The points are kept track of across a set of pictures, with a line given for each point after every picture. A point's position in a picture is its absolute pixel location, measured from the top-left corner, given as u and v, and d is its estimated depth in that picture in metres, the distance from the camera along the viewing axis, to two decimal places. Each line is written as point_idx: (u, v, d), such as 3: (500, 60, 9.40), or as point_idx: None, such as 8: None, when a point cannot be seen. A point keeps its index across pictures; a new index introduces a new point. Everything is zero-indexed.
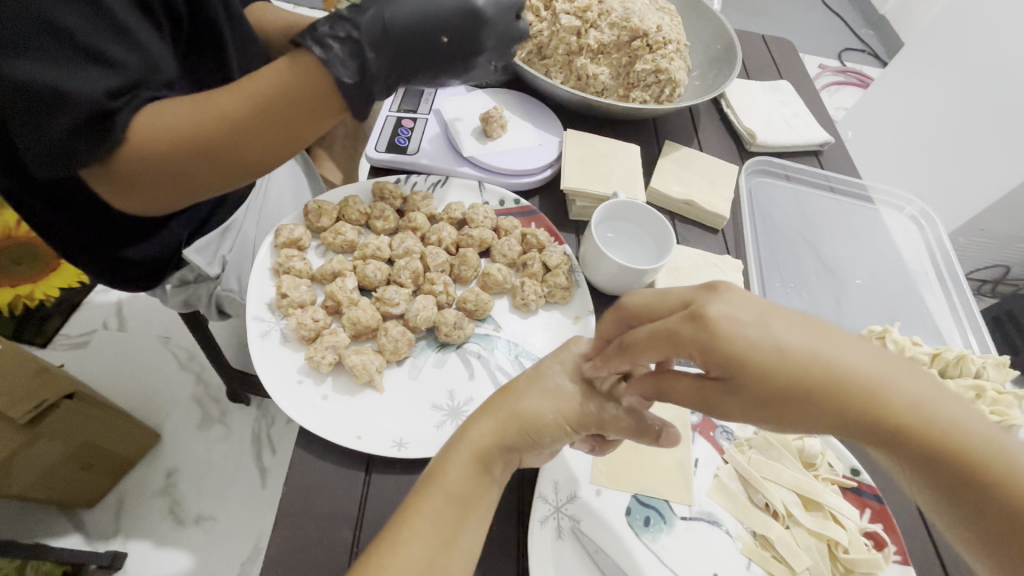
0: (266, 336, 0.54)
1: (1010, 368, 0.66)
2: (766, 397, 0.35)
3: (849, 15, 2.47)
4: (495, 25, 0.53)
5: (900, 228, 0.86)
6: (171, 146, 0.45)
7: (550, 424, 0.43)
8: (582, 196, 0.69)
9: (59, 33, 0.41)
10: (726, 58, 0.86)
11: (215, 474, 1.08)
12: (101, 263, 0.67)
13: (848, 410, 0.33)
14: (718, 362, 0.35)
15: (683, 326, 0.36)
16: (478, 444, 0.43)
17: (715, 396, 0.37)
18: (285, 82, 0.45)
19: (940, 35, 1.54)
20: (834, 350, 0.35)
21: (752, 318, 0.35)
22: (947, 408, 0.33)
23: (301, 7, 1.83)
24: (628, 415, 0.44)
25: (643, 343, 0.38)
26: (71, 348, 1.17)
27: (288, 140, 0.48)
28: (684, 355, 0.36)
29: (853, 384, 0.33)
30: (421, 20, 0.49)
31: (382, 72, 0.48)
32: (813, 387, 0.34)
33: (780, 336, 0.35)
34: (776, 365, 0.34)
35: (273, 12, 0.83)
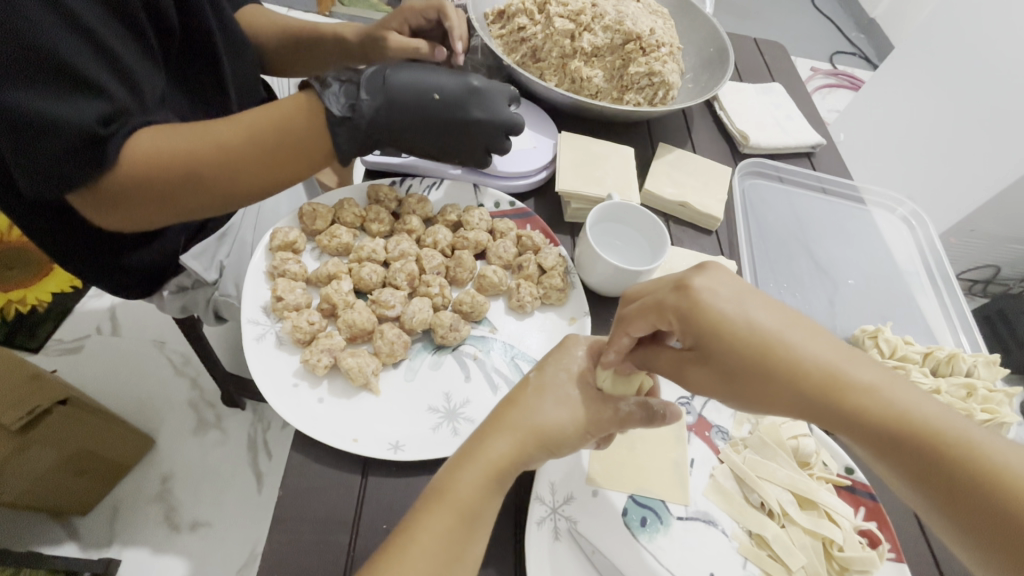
0: (261, 339, 0.53)
1: (999, 367, 0.67)
2: (732, 370, 0.39)
3: (840, 18, 2.49)
4: (484, 96, 0.64)
5: (892, 229, 0.87)
6: (164, 169, 0.49)
7: (571, 437, 0.44)
8: (577, 198, 0.69)
9: (48, 61, 0.42)
10: (719, 60, 0.87)
11: (211, 479, 1.07)
12: (96, 270, 0.67)
13: (811, 385, 0.37)
14: (691, 332, 0.40)
15: (671, 296, 0.41)
16: (496, 460, 0.43)
17: (689, 367, 0.42)
18: (281, 123, 0.53)
19: (929, 38, 1.56)
20: (798, 337, 0.39)
21: (730, 296, 0.40)
22: (900, 389, 0.37)
23: (295, 11, 1.83)
24: (638, 407, 0.45)
25: (633, 314, 0.44)
26: (64, 354, 1.16)
27: (277, 173, 0.54)
28: (666, 322, 0.41)
29: (816, 361, 0.38)
30: (415, 81, 0.60)
31: (371, 111, 0.56)
32: (777, 361, 0.38)
33: (752, 316, 0.39)
34: (749, 340, 0.39)
35: (268, 16, 0.83)
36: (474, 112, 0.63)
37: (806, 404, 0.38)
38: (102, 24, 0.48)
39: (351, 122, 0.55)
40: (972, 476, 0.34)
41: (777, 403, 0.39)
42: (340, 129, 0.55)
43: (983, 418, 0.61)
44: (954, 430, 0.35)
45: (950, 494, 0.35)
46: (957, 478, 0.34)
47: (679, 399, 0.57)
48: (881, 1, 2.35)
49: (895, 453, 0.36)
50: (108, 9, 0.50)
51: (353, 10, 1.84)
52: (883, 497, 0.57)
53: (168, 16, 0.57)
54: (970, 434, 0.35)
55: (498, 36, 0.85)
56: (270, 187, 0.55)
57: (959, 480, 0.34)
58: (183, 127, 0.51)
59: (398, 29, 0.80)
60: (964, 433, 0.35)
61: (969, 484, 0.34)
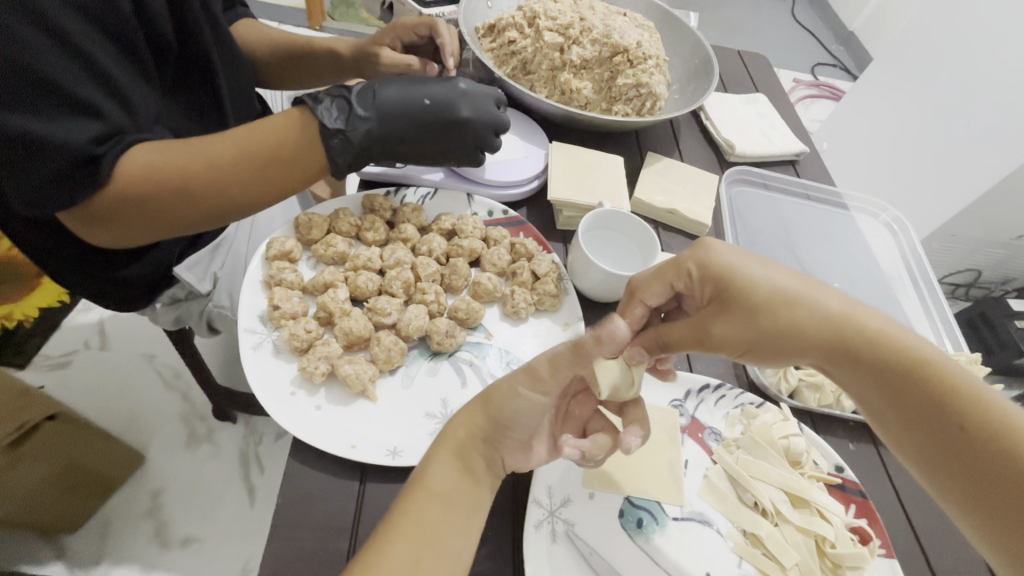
0: (258, 348, 0.54)
1: (981, 365, 0.69)
2: (747, 314, 0.45)
3: (820, 32, 2.57)
4: (472, 96, 0.66)
5: (875, 234, 0.89)
6: (158, 184, 0.49)
7: (507, 393, 0.44)
8: (568, 206, 0.71)
9: (43, 86, 0.43)
10: (704, 72, 0.89)
11: (203, 493, 1.06)
12: (91, 283, 0.67)
13: (820, 329, 0.44)
14: (711, 283, 0.47)
15: (693, 257, 0.48)
16: (454, 435, 0.44)
17: (709, 319, 0.46)
18: (275, 137, 0.53)
19: (904, 50, 1.61)
20: (814, 292, 0.45)
21: (751, 257, 0.47)
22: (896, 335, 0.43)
23: (285, 25, 1.85)
24: (570, 351, 0.45)
25: (647, 278, 0.50)
26: (52, 369, 1.15)
27: (266, 191, 0.54)
28: (687, 277, 0.48)
29: (826, 310, 0.44)
30: (404, 90, 0.62)
31: (367, 123, 0.58)
32: (792, 309, 0.44)
33: (772, 274, 0.46)
34: (764, 290, 0.45)
35: (261, 31, 0.84)
36: (465, 111, 0.64)
37: (814, 345, 0.44)
38: (101, 47, 0.49)
39: (346, 134, 0.56)
40: (960, 407, 0.38)
41: (791, 346, 0.44)
42: (335, 141, 0.56)
43: None
44: (946, 369, 0.40)
45: (936, 420, 0.39)
46: (942, 408, 0.39)
47: (672, 402, 0.58)
48: (858, 15, 2.44)
49: (890, 387, 0.41)
50: (105, 32, 0.50)
51: (342, 25, 1.87)
52: (873, 494, 0.58)
53: (164, 32, 0.58)
54: (961, 372, 0.40)
55: (489, 49, 0.86)
56: (262, 202, 0.55)
57: (944, 414, 0.39)
58: (176, 142, 0.52)
59: (390, 44, 0.82)
60: (954, 371, 0.40)
61: (949, 415, 0.39)
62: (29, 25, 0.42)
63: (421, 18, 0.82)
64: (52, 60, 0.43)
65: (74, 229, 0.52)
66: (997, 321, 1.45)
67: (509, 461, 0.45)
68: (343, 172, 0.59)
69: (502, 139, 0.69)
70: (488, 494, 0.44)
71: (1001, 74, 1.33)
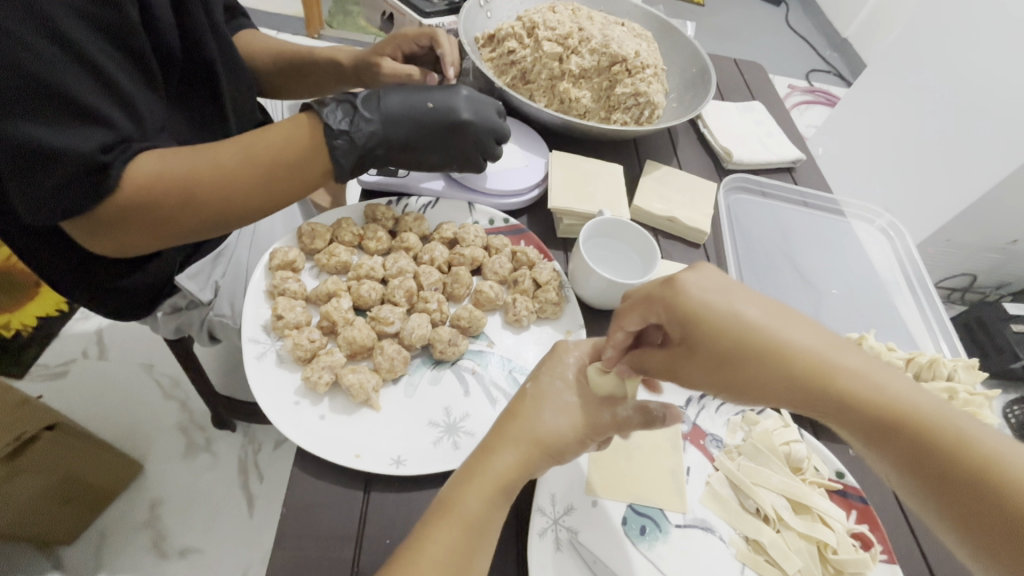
0: (262, 358, 0.54)
1: (978, 370, 0.69)
2: (716, 357, 0.42)
3: (814, 38, 2.60)
4: (474, 102, 0.67)
5: (871, 240, 0.90)
6: (166, 192, 0.50)
7: (573, 441, 0.45)
8: (569, 214, 0.71)
9: (53, 94, 0.43)
10: (701, 81, 0.90)
11: (202, 503, 1.06)
12: (93, 292, 0.67)
13: (798, 373, 0.40)
14: (677, 323, 0.43)
15: (660, 292, 0.44)
16: (504, 475, 0.43)
17: (679, 359, 0.44)
18: (281, 143, 0.55)
19: (897, 57, 1.63)
20: (783, 327, 0.41)
21: (719, 291, 0.43)
22: (880, 374, 0.39)
23: (284, 33, 1.85)
24: (637, 412, 0.47)
25: (628, 305, 0.47)
26: (49, 378, 1.14)
27: (272, 198, 0.55)
28: (656, 314, 0.45)
29: (799, 352, 0.40)
30: (407, 95, 0.63)
31: (371, 125, 0.59)
32: (765, 352, 0.41)
33: (739, 308, 0.42)
34: (731, 330, 0.41)
35: (261, 41, 0.85)
36: (467, 114, 0.65)
37: (792, 392, 0.40)
38: (108, 55, 0.49)
39: (350, 135, 0.57)
40: (948, 458, 0.35)
41: (768, 391, 0.41)
42: (339, 142, 0.57)
43: None
44: (934, 413, 0.36)
45: (924, 473, 0.36)
46: (931, 460, 0.35)
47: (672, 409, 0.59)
48: (852, 21, 2.46)
49: (874, 437, 0.38)
50: (110, 39, 0.50)
51: (341, 33, 1.89)
52: (874, 500, 0.58)
53: (168, 42, 0.58)
54: (951, 417, 0.36)
55: (489, 59, 0.87)
56: (267, 207, 0.56)
57: (934, 466, 0.35)
58: (182, 150, 0.52)
59: (391, 54, 0.82)
60: (942, 415, 0.36)
61: (948, 467, 0.35)
62: (37, 34, 0.42)
63: (422, 28, 0.83)
64: (60, 69, 0.43)
65: (77, 238, 0.52)
66: (992, 325, 1.46)
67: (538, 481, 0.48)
68: (346, 176, 0.59)
69: (503, 147, 0.70)
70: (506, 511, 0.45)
71: (991, 79, 1.35)
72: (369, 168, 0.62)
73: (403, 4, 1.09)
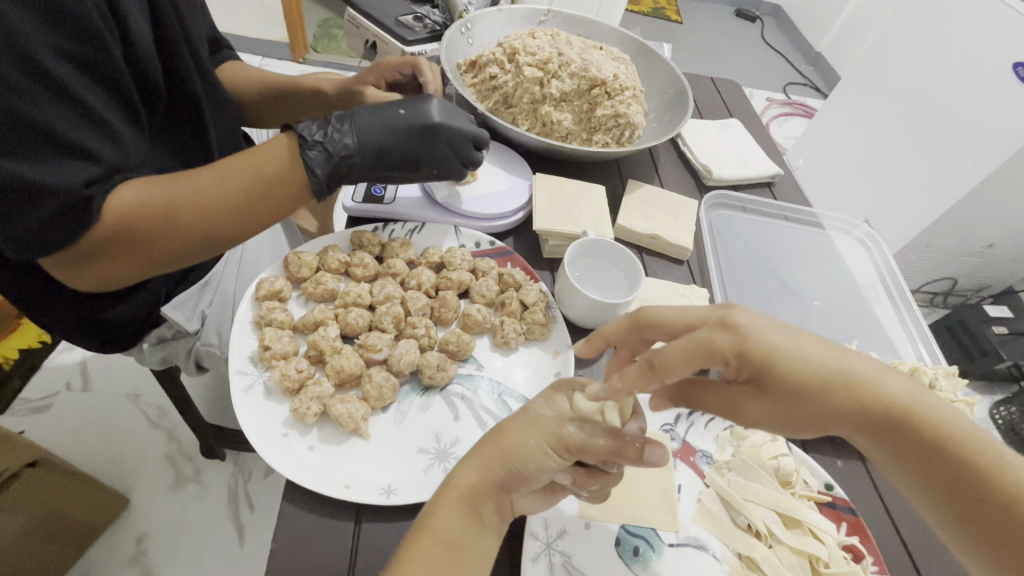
0: (249, 390, 0.54)
1: (959, 378, 0.71)
2: (789, 397, 0.41)
3: (789, 53, 2.69)
4: (444, 106, 0.65)
5: (850, 249, 0.92)
6: (144, 220, 0.49)
7: (534, 451, 0.44)
8: (554, 235, 0.72)
9: (40, 132, 0.43)
10: (679, 101, 0.93)
11: (190, 535, 1.04)
12: (81, 324, 0.67)
13: (860, 405, 0.41)
14: (749, 364, 0.41)
15: (717, 335, 0.41)
16: (466, 487, 0.44)
17: (744, 399, 0.43)
18: (259, 163, 0.54)
19: (868, 71, 1.68)
20: (845, 360, 0.41)
21: (776, 325, 0.42)
22: (925, 399, 0.41)
23: (268, 59, 1.88)
24: (605, 434, 0.44)
25: (674, 359, 0.41)
26: (31, 413, 1.12)
27: (252, 217, 0.54)
28: (716, 360, 0.41)
29: (861, 386, 0.41)
30: (379, 105, 0.62)
31: (343, 134, 0.57)
32: (832, 386, 0.40)
33: (802, 345, 0.41)
34: (804, 368, 0.40)
35: (245, 72, 0.86)
36: (439, 116, 0.63)
37: (854, 422, 0.41)
38: (91, 91, 0.49)
39: (325, 146, 0.56)
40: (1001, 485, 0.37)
41: (830, 424, 0.41)
42: (313, 152, 0.55)
43: None
44: (981, 440, 0.39)
45: (975, 500, 0.37)
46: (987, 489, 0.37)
47: (662, 426, 0.59)
48: (824, 36, 2.55)
49: (928, 464, 0.39)
50: (96, 77, 0.50)
51: (325, 59, 1.94)
52: (863, 511, 0.59)
53: (153, 77, 0.59)
54: (989, 438, 0.39)
55: (471, 85, 0.89)
56: (247, 228, 0.55)
57: (989, 494, 0.37)
58: (160, 177, 0.52)
59: (374, 82, 0.84)
60: (985, 440, 0.39)
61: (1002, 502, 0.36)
62: (20, 72, 0.42)
63: (404, 58, 0.84)
64: (40, 106, 0.43)
65: (60, 274, 0.52)
66: (976, 328, 1.49)
67: (517, 505, 0.46)
68: (325, 188, 0.57)
69: (480, 155, 0.68)
70: (494, 539, 0.45)
71: (953, 88, 1.40)
72: (348, 182, 0.60)
73: (385, 33, 1.11)
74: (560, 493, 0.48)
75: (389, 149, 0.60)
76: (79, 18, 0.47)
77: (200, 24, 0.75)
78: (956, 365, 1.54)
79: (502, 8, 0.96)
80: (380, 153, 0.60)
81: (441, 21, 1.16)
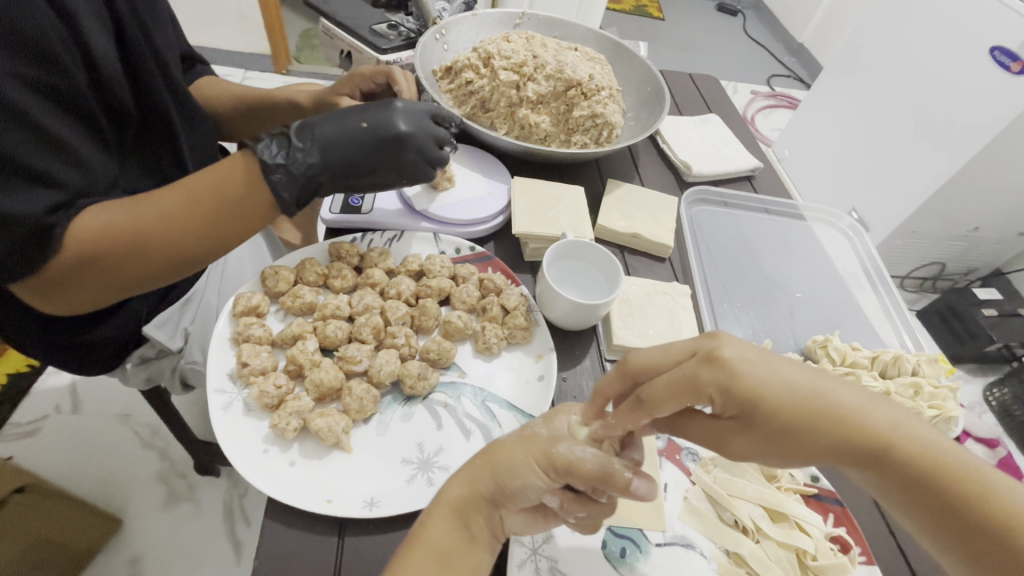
0: (228, 408, 0.53)
1: (941, 363, 0.72)
2: (777, 432, 0.39)
3: (772, 45, 2.70)
4: (409, 113, 0.64)
5: (833, 240, 0.93)
6: (109, 245, 0.48)
7: (521, 464, 0.44)
8: (534, 239, 0.72)
9: None
10: (656, 99, 0.93)
11: (186, 554, 1.03)
12: (60, 348, 0.67)
13: (848, 437, 0.39)
14: (737, 400, 0.40)
15: (701, 370, 0.40)
16: (455, 498, 0.45)
17: (731, 433, 0.41)
18: (225, 182, 0.53)
19: (849, 61, 1.69)
20: (830, 388, 0.40)
21: (761, 359, 0.40)
22: (910, 427, 0.40)
23: (251, 72, 1.88)
24: (595, 459, 0.43)
25: (660, 394, 0.40)
26: (19, 438, 1.11)
27: (220, 236, 0.53)
28: (703, 396, 0.40)
29: (846, 415, 0.39)
30: (339, 116, 0.60)
31: (305, 152, 0.56)
32: (817, 418, 0.39)
33: (787, 377, 0.40)
34: (790, 401, 0.39)
35: (220, 87, 0.86)
36: (404, 126, 0.63)
37: (842, 456, 0.39)
38: (50, 115, 0.49)
39: (288, 168, 0.55)
40: (993, 516, 0.35)
41: (817, 457, 0.40)
42: (277, 176, 0.54)
43: (931, 416, 0.66)
44: (967, 465, 0.38)
45: (965, 532, 0.36)
46: (979, 519, 0.36)
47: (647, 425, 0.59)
48: (805, 27, 2.56)
49: (917, 495, 0.38)
50: (53, 100, 0.50)
51: (310, 69, 1.95)
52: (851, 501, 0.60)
53: (118, 97, 0.59)
54: (976, 465, 0.38)
55: (447, 91, 0.89)
56: (216, 247, 0.54)
57: (980, 525, 0.36)
58: (125, 200, 0.51)
59: (349, 93, 0.83)
60: (972, 465, 0.37)
61: (993, 529, 0.35)
62: None
63: (378, 67, 0.84)
64: None
65: (31, 301, 0.51)
66: (965, 311, 1.51)
67: (507, 524, 0.46)
68: (293, 208, 0.57)
69: (447, 157, 0.68)
70: (488, 555, 0.45)
71: (930, 76, 1.41)
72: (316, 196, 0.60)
73: (361, 42, 1.11)
74: (552, 519, 0.48)
75: (358, 164, 0.60)
76: (32, 43, 0.47)
77: (171, 41, 0.75)
78: (947, 350, 1.55)
79: (476, 13, 0.96)
80: (345, 169, 0.59)
81: (416, 28, 1.16)
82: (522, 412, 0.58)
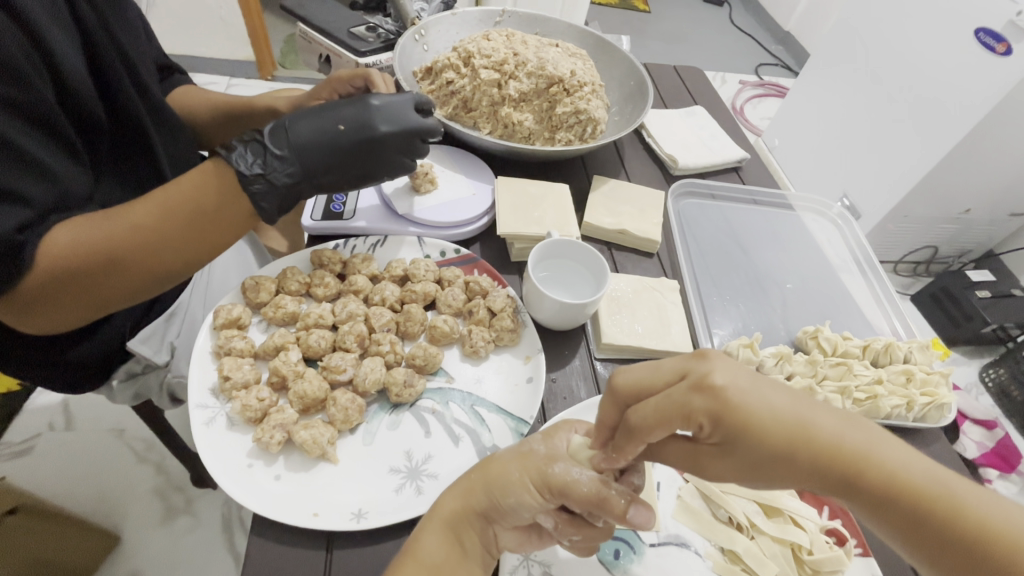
0: (211, 423, 0.52)
1: (932, 349, 0.72)
2: (756, 459, 0.39)
3: (759, 34, 2.70)
4: (387, 112, 0.62)
5: (822, 229, 0.92)
6: (82, 261, 0.47)
7: (515, 482, 0.43)
8: (520, 239, 0.72)
9: None
10: (640, 92, 0.92)
11: (184, 568, 1.02)
12: (43, 368, 0.65)
13: (830, 463, 0.38)
14: (720, 429, 0.38)
15: (691, 398, 0.38)
16: (447, 511, 0.44)
17: (709, 457, 0.41)
18: (200, 193, 0.52)
19: (835, 48, 1.69)
20: (810, 414, 0.39)
21: (748, 383, 0.39)
22: (890, 447, 0.39)
23: (235, 79, 1.86)
24: (595, 485, 0.42)
25: (650, 421, 0.38)
26: (12, 458, 1.09)
27: (197, 248, 0.53)
28: (693, 422, 0.38)
29: (828, 442, 0.38)
30: (314, 119, 0.59)
31: (282, 159, 0.56)
32: (796, 444, 0.38)
33: (771, 403, 0.39)
34: (772, 428, 0.38)
35: (197, 96, 0.85)
36: (383, 127, 0.61)
37: (821, 481, 0.39)
38: (15, 131, 0.47)
39: (267, 177, 0.54)
40: (972, 538, 0.36)
41: (797, 481, 0.39)
42: (256, 186, 0.54)
43: (923, 403, 0.65)
44: (947, 485, 0.37)
45: (945, 553, 0.36)
46: (958, 541, 0.36)
47: None
48: (791, 15, 2.56)
49: (896, 517, 0.38)
50: (19, 115, 0.49)
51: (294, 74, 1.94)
52: None
53: (90, 111, 0.58)
54: (956, 486, 0.37)
55: (429, 92, 0.88)
56: (194, 260, 0.53)
57: (958, 547, 0.36)
58: (98, 215, 0.50)
59: (328, 97, 0.82)
60: (949, 485, 0.37)
61: (971, 550, 0.36)
62: None
63: (356, 70, 0.82)
64: None
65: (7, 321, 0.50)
66: (959, 294, 1.50)
67: (502, 541, 0.45)
68: (275, 216, 0.57)
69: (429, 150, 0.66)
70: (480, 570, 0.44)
71: (917, 60, 1.41)
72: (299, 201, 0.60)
73: (341, 46, 1.10)
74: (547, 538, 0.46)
75: (337, 169, 0.59)
76: None
77: (144, 50, 0.73)
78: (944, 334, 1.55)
79: (455, 12, 0.95)
80: (325, 174, 0.59)
81: (395, 29, 1.15)
82: (512, 416, 0.57)
